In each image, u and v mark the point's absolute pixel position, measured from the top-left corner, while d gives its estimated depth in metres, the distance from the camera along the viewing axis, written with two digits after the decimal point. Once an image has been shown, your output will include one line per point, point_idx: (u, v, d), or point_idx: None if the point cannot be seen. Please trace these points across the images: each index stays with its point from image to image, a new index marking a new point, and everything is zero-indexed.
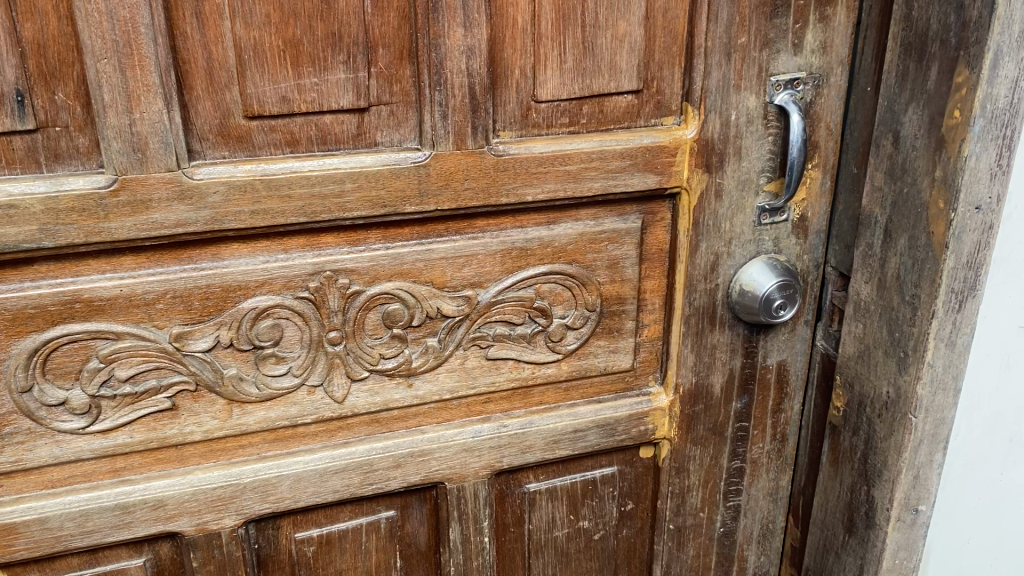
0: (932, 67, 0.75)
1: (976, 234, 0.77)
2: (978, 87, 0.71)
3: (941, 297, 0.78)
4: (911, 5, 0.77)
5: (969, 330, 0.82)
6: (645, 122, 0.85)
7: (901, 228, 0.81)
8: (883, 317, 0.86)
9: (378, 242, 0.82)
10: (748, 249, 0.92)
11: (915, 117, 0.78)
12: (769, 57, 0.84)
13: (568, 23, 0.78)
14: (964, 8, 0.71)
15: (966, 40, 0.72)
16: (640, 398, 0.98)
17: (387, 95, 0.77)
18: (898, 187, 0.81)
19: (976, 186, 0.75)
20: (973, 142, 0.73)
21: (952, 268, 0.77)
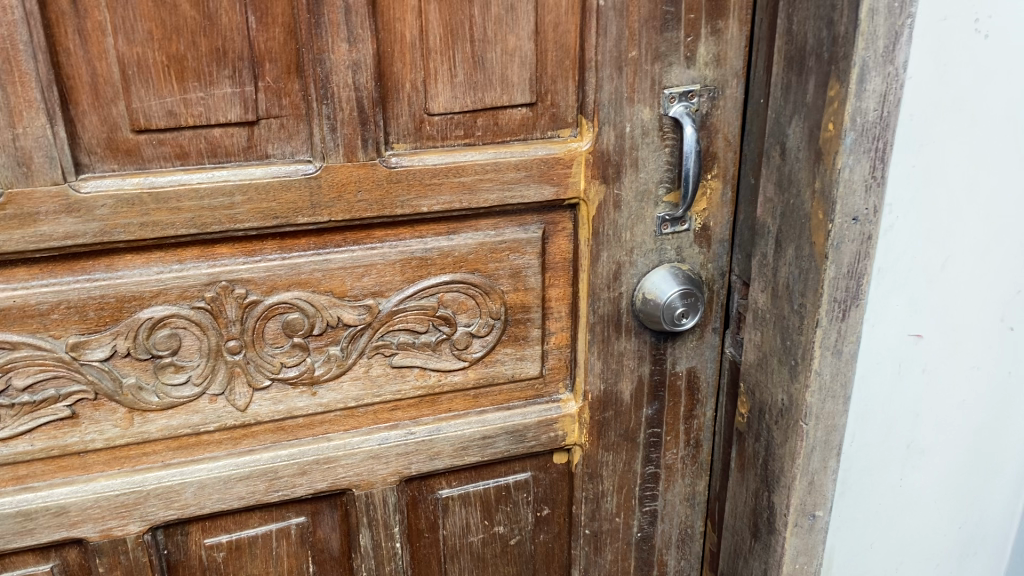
0: (810, 81, 0.76)
1: (855, 245, 0.78)
2: (847, 102, 0.72)
3: (824, 306, 0.79)
4: (791, 19, 0.78)
5: (856, 339, 0.83)
6: (541, 134, 0.87)
7: (789, 238, 0.82)
8: (777, 325, 0.87)
9: (274, 253, 0.83)
10: (650, 257, 0.94)
11: (798, 129, 0.78)
12: (661, 70, 0.85)
13: (456, 38, 0.80)
14: (833, 23, 0.72)
15: (836, 54, 0.72)
16: (549, 405, 0.99)
17: (277, 108, 0.78)
18: (785, 198, 0.82)
19: (852, 198, 0.76)
20: (845, 154, 0.74)
21: (833, 278, 0.78)
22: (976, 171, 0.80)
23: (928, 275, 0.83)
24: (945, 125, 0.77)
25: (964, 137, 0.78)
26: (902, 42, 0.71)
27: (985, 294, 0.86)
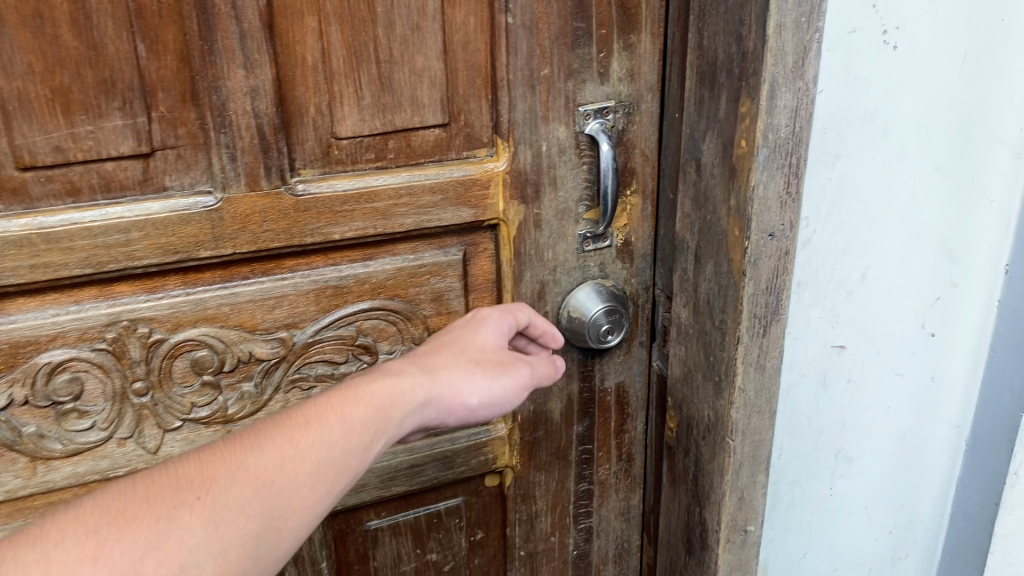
0: (722, 96, 0.74)
1: (772, 260, 0.76)
2: (758, 118, 0.70)
3: (744, 322, 0.78)
4: (701, 34, 0.76)
5: (778, 354, 0.81)
6: (457, 155, 0.84)
7: (708, 254, 0.81)
8: (700, 340, 0.85)
9: (178, 288, 0.79)
10: (573, 275, 0.92)
11: (712, 145, 0.77)
12: (575, 87, 0.84)
13: (360, 59, 0.77)
14: (742, 39, 0.70)
15: (746, 70, 0.70)
16: (478, 428, 0.97)
17: (172, 138, 0.74)
18: (704, 214, 0.80)
19: (766, 214, 0.74)
20: (759, 171, 0.72)
21: (752, 294, 0.77)
22: (892, 181, 0.79)
23: (848, 287, 0.83)
24: (859, 138, 0.76)
25: (878, 149, 0.77)
26: (811, 57, 0.69)
27: (904, 302, 0.86)
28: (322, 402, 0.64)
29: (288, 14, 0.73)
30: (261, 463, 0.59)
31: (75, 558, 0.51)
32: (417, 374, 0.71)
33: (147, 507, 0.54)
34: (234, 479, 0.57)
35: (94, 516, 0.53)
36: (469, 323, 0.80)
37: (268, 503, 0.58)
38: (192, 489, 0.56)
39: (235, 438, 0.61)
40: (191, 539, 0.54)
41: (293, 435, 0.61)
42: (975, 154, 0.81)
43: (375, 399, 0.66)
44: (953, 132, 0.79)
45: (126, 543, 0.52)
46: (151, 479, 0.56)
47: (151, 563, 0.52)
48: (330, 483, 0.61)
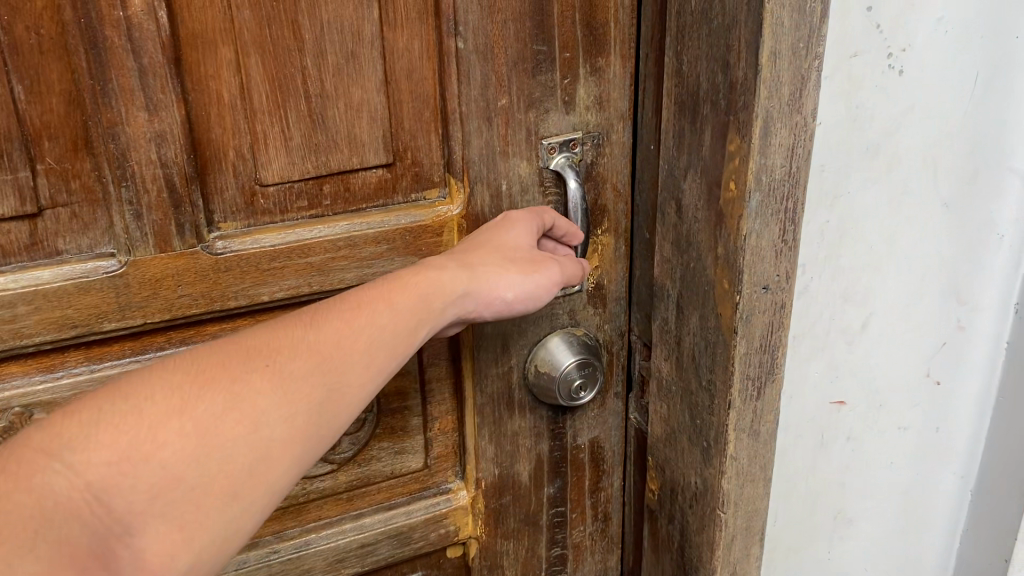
0: (706, 132, 0.64)
1: (766, 316, 0.67)
2: (750, 158, 0.60)
3: (736, 385, 0.68)
4: (680, 59, 0.65)
5: (773, 416, 0.72)
6: (404, 198, 0.74)
7: (692, 304, 0.70)
8: (685, 400, 0.74)
9: (80, 365, 0.68)
10: (541, 325, 0.83)
11: (695, 184, 0.66)
12: (537, 118, 0.74)
13: (287, 94, 0.66)
14: (730, 67, 0.60)
15: (734, 104, 0.61)
16: (438, 498, 0.86)
17: (64, 194, 0.63)
18: (686, 260, 0.70)
19: (759, 265, 0.64)
20: (751, 219, 0.62)
21: (744, 354, 0.67)
22: (897, 220, 0.70)
23: (849, 338, 0.74)
24: (860, 175, 0.67)
25: (881, 186, 0.68)
26: (809, 88, 0.60)
27: (909, 349, 0.77)
28: (372, 287, 0.60)
29: (199, 45, 0.62)
30: (323, 337, 0.55)
31: (163, 410, 0.48)
32: (454, 269, 0.65)
33: (222, 368, 0.51)
34: (300, 351, 0.54)
35: (172, 374, 0.50)
36: (496, 223, 0.72)
37: (331, 374, 0.55)
38: (261, 355, 0.53)
39: (293, 312, 0.57)
40: (266, 404, 0.51)
41: (349, 316, 0.57)
42: (984, 186, 0.72)
43: (420, 289, 0.62)
44: (962, 163, 0.71)
45: (206, 402, 0.50)
46: (222, 345, 0.53)
47: (228, 422, 0.50)
48: (384, 362, 0.58)
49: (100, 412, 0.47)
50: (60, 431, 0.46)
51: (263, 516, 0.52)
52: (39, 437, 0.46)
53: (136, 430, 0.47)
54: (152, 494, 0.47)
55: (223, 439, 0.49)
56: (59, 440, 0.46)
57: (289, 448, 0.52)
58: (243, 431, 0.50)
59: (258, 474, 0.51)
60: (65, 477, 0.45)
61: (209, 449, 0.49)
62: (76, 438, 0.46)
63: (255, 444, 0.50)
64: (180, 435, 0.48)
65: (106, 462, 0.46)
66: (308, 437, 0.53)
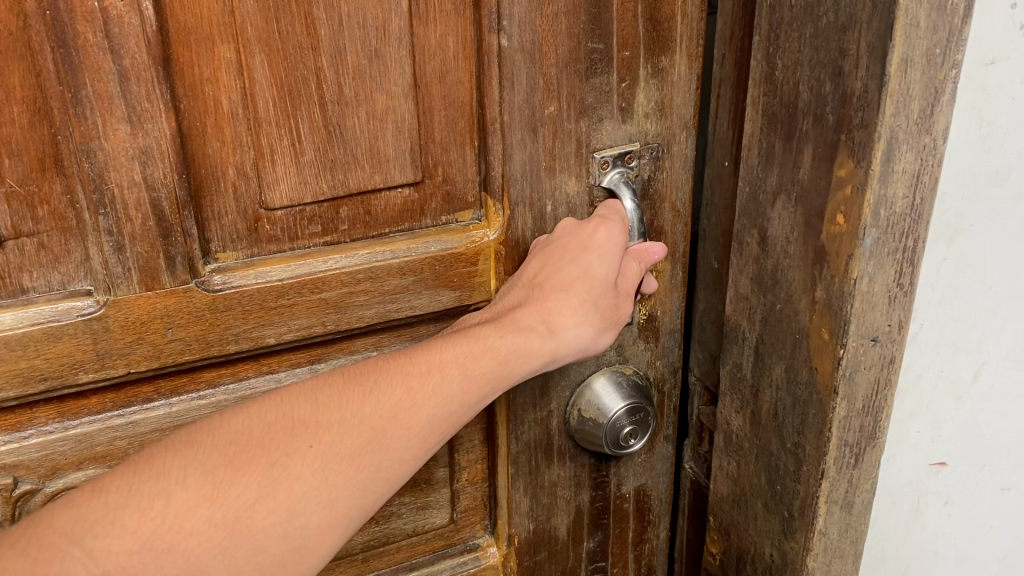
0: (805, 150, 0.54)
1: (872, 372, 0.58)
2: (868, 188, 0.50)
3: (832, 454, 0.58)
4: (773, 62, 0.55)
5: (869, 486, 0.63)
6: (433, 221, 0.63)
7: (775, 353, 0.61)
8: (761, 461, 0.65)
9: (52, 422, 0.57)
10: (586, 363, 0.72)
11: (785, 214, 0.57)
12: (589, 128, 0.63)
13: (298, 100, 0.55)
14: (843, 75, 0.50)
15: (848, 119, 0.50)
16: (466, 556, 0.76)
17: (29, 222, 0.52)
18: (767, 300, 0.60)
19: (870, 315, 0.55)
20: (864, 259, 0.53)
21: (844, 417, 0.58)
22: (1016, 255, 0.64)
23: (958, 391, 0.67)
24: (985, 204, 0.60)
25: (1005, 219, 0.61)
26: (941, 103, 0.50)
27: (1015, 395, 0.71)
28: (444, 348, 0.56)
29: (192, 42, 0.52)
30: (376, 411, 0.52)
31: (193, 497, 0.48)
32: (540, 339, 0.58)
33: (262, 449, 0.50)
34: (349, 428, 0.52)
35: (210, 456, 0.49)
36: (583, 250, 0.61)
37: (379, 454, 0.52)
38: (307, 435, 0.51)
39: (351, 375, 0.54)
40: (306, 487, 0.50)
41: (411, 385, 0.54)
42: None
43: (495, 353, 0.56)
44: None
45: (241, 486, 0.49)
46: (277, 414, 0.52)
47: (261, 510, 0.49)
48: (445, 433, 0.55)
49: (129, 491, 0.48)
50: (85, 513, 0.47)
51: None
52: (62, 519, 0.46)
53: (162, 518, 0.47)
54: None
55: (251, 527, 0.49)
56: (82, 524, 0.46)
57: (325, 534, 0.51)
58: (275, 520, 0.49)
59: (291, 562, 0.50)
60: (81, 563, 0.45)
61: (238, 538, 0.48)
62: (99, 524, 0.46)
63: (288, 533, 0.50)
64: (207, 525, 0.48)
65: (127, 551, 0.46)
66: (349, 518, 0.52)
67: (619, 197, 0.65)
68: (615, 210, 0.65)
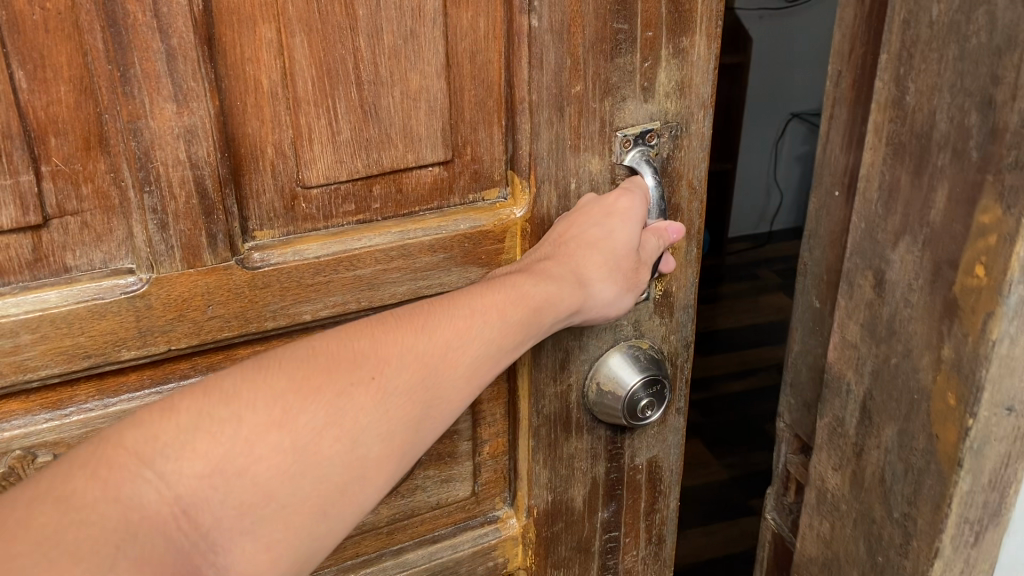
0: (939, 188, 0.63)
1: (1001, 442, 0.67)
2: (1015, 240, 0.58)
3: (949, 527, 0.68)
4: (904, 87, 0.65)
5: (983, 564, 0.73)
6: (461, 200, 0.64)
7: (887, 414, 0.71)
8: (861, 518, 0.76)
9: (91, 399, 0.57)
10: (604, 338, 0.74)
11: (908, 256, 0.67)
12: (613, 107, 0.64)
13: (336, 80, 0.56)
14: (990, 113, 0.58)
15: (994, 158, 0.59)
16: (486, 528, 0.78)
17: (73, 201, 0.52)
18: (880, 349, 0.71)
19: (1005, 386, 0.64)
20: (1004, 319, 0.61)
21: (966, 490, 0.67)
22: None
23: None
24: None
25: None
26: None
27: None
28: (481, 295, 0.57)
29: (235, 22, 0.52)
30: (426, 349, 0.52)
31: (262, 422, 0.47)
32: (572, 291, 0.60)
33: (329, 377, 0.49)
34: (407, 361, 0.52)
35: (279, 380, 0.48)
36: (606, 215, 0.63)
37: (432, 392, 0.52)
38: (368, 365, 0.51)
39: (400, 313, 0.54)
40: (368, 418, 0.49)
41: (459, 327, 0.54)
42: None
43: (531, 300, 0.57)
44: None
45: (309, 413, 0.48)
46: (334, 346, 0.51)
47: (328, 438, 0.48)
48: (490, 373, 0.55)
49: (200, 415, 0.46)
50: (157, 434, 0.45)
51: (346, 535, 0.50)
52: (134, 439, 0.45)
53: (232, 442, 0.46)
54: (240, 510, 0.46)
55: (317, 454, 0.48)
56: (154, 447, 0.45)
57: (384, 464, 0.50)
58: (340, 448, 0.48)
59: (351, 492, 0.49)
60: (153, 488, 0.44)
61: (304, 466, 0.48)
62: (171, 447, 0.45)
63: (350, 462, 0.49)
64: (276, 450, 0.47)
65: (198, 475, 0.45)
66: (404, 452, 0.51)
67: (636, 174, 0.67)
68: (638, 183, 0.66)
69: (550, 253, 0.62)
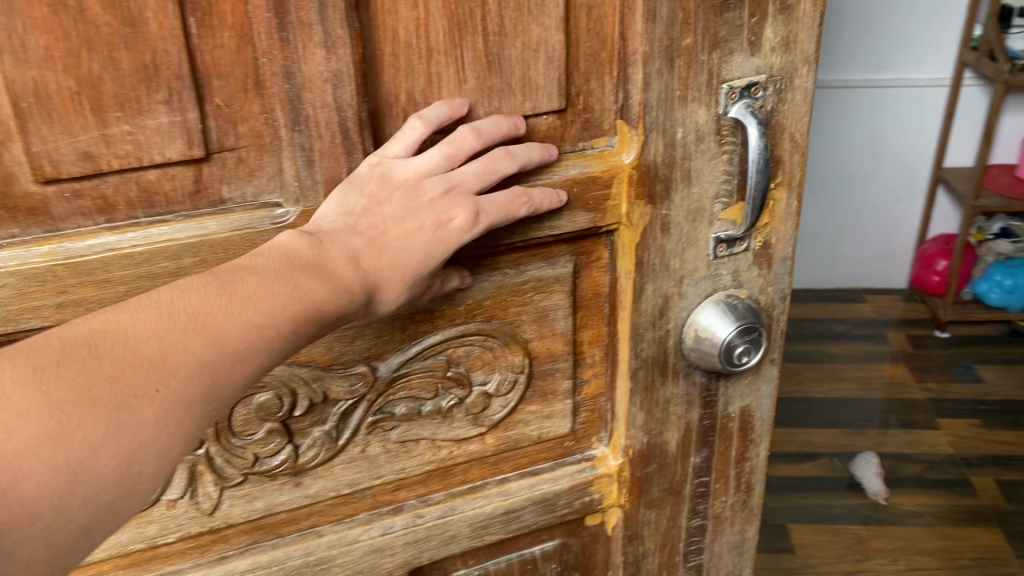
0: None
1: None
2: None
3: None
4: None
5: None
6: (573, 146, 0.69)
7: None
8: None
9: None
10: (703, 286, 0.76)
11: None
12: (721, 60, 0.67)
13: (464, 31, 0.60)
14: None
15: None
16: (583, 465, 0.83)
17: (232, 137, 0.58)
18: None
19: None
20: None
21: None
22: None
23: None
24: None
25: None
26: None
27: None
28: (263, 291, 0.53)
29: None
30: (180, 356, 0.49)
31: (37, 436, 0.43)
32: (353, 283, 0.57)
33: (110, 387, 0.46)
34: (193, 371, 0.49)
35: (57, 390, 0.45)
36: (381, 184, 0.60)
37: (210, 400, 0.50)
38: (152, 377, 0.48)
39: (200, 311, 0.51)
40: (144, 437, 0.47)
41: (250, 335, 0.52)
42: None
43: (317, 308, 0.55)
44: None
45: (87, 429, 0.45)
46: (54, 338, 0.47)
47: (104, 456, 0.45)
48: (254, 381, 0.53)
49: None
50: None
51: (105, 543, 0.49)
52: None
53: (2, 456, 0.42)
54: (2, 532, 0.42)
55: (92, 473, 0.45)
56: None
57: (154, 479, 0.48)
58: (113, 466, 0.46)
59: (107, 511, 0.46)
60: None
61: (74, 484, 0.44)
62: None
63: (121, 479, 0.46)
64: (48, 467, 0.43)
65: None
66: (172, 467, 0.49)
67: (517, 120, 0.64)
68: (501, 125, 0.63)
69: (339, 195, 0.60)
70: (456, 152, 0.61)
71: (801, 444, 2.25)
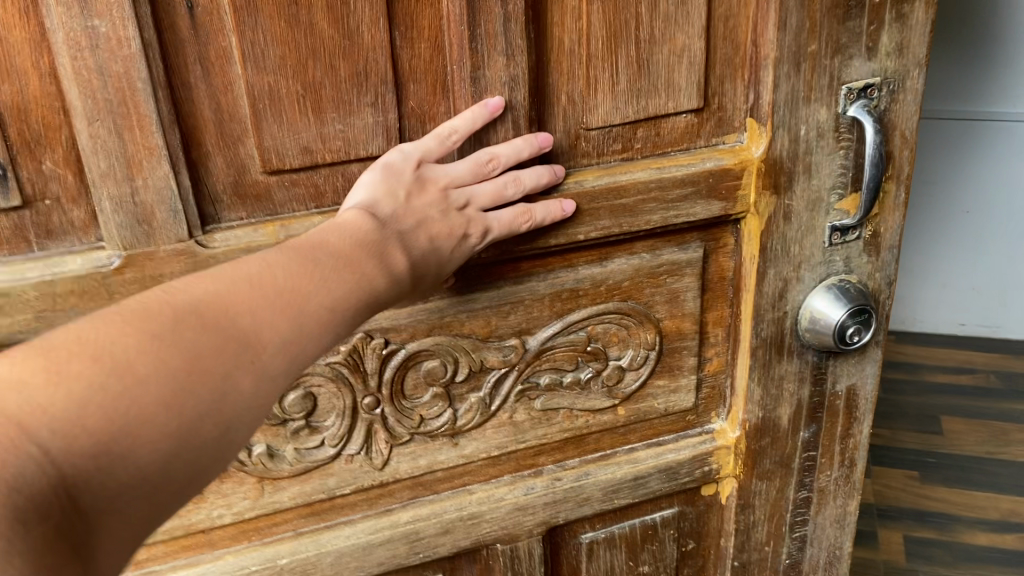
0: None
1: None
2: None
3: None
4: None
5: None
6: (706, 142, 0.77)
7: None
8: None
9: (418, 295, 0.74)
10: (819, 271, 0.83)
11: None
12: (841, 64, 0.74)
13: (620, 40, 0.69)
14: None
15: None
16: (703, 436, 0.91)
17: (420, 135, 0.68)
18: None
19: None
20: None
21: None
22: None
23: None
24: None
25: None
26: None
27: None
28: (316, 271, 0.54)
29: None
30: (251, 327, 0.49)
31: (161, 392, 0.43)
32: (401, 276, 0.60)
33: (206, 357, 0.46)
34: (273, 346, 0.49)
35: (173, 355, 0.44)
36: (419, 182, 0.65)
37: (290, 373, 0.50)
38: (242, 349, 0.48)
39: (258, 283, 0.51)
40: (244, 407, 0.47)
41: (319, 317, 0.53)
42: None
43: (370, 294, 0.57)
44: None
45: (197, 396, 0.44)
46: (161, 305, 0.47)
47: (211, 423, 0.45)
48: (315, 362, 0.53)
49: (99, 376, 0.41)
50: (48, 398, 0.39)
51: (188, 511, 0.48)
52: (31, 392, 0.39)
53: (133, 411, 0.42)
54: (127, 488, 0.41)
55: (195, 440, 0.44)
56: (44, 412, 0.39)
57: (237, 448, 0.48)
58: (217, 432, 0.45)
59: (204, 477, 0.46)
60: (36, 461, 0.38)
61: (188, 445, 0.44)
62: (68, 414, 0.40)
63: (220, 445, 0.46)
64: (170, 426, 0.43)
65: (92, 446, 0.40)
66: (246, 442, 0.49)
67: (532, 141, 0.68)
68: (529, 144, 0.68)
69: (378, 184, 0.63)
70: (480, 167, 0.67)
71: (1002, 511, 1.89)
